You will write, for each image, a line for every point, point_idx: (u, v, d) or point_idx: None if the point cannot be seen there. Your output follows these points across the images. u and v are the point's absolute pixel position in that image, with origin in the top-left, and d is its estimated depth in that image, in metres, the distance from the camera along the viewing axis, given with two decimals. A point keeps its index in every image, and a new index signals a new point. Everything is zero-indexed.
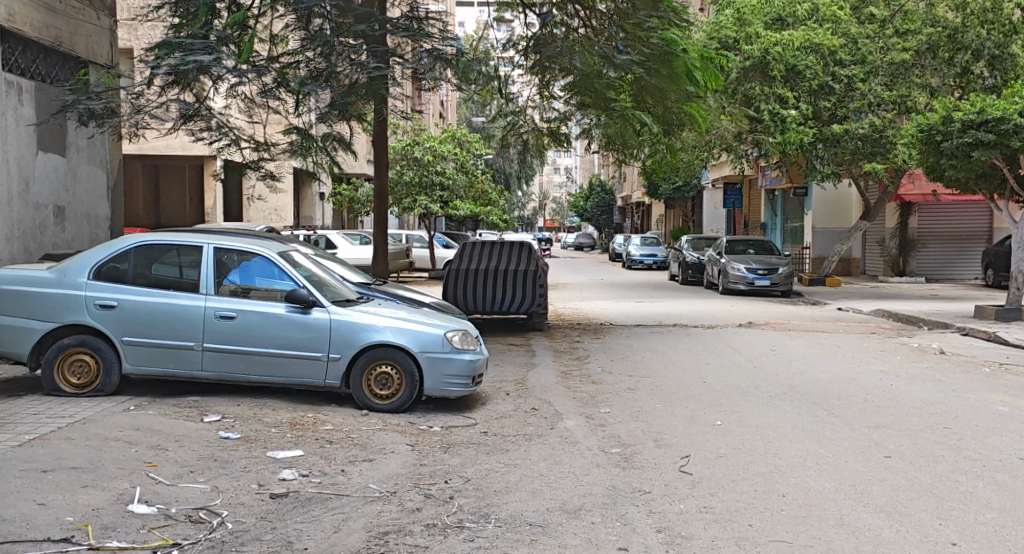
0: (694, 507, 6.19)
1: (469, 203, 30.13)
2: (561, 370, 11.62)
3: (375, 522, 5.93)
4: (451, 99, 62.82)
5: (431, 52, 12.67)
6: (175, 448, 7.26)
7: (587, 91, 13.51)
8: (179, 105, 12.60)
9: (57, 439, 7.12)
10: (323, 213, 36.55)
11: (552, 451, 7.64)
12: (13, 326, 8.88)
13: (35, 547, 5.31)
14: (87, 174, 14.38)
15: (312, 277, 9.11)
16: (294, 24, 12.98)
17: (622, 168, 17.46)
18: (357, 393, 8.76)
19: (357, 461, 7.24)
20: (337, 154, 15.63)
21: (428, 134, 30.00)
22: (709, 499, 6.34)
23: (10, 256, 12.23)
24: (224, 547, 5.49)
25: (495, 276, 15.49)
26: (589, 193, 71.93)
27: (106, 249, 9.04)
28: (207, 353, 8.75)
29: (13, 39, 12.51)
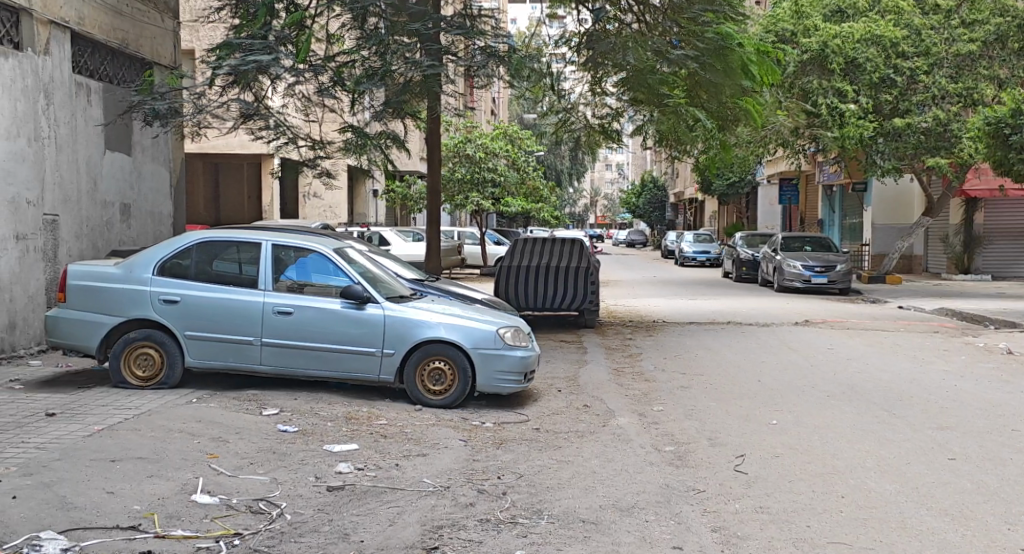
0: (750, 507, 6.18)
1: (521, 200, 30.25)
2: (614, 368, 11.64)
3: (430, 516, 6.02)
4: (502, 96, 63.15)
5: (484, 49, 12.66)
6: (236, 440, 7.44)
7: (640, 87, 13.53)
8: (240, 104, 12.88)
9: (124, 430, 7.33)
10: (377, 210, 36.97)
11: (605, 449, 7.66)
12: (82, 320, 9.15)
13: (104, 534, 5.49)
14: (151, 173, 14.73)
15: (366, 273, 9.24)
16: (351, 23, 13.25)
17: (675, 163, 17.27)
18: (411, 388, 8.88)
19: (411, 456, 7.35)
20: (392, 152, 15.77)
21: (480, 132, 30.19)
22: (765, 499, 6.32)
23: (79, 252, 12.59)
24: (283, 538, 5.62)
25: (548, 273, 15.51)
26: (642, 190, 71.58)
27: (169, 247, 9.27)
28: (266, 348, 8.94)
29: (82, 41, 12.89)
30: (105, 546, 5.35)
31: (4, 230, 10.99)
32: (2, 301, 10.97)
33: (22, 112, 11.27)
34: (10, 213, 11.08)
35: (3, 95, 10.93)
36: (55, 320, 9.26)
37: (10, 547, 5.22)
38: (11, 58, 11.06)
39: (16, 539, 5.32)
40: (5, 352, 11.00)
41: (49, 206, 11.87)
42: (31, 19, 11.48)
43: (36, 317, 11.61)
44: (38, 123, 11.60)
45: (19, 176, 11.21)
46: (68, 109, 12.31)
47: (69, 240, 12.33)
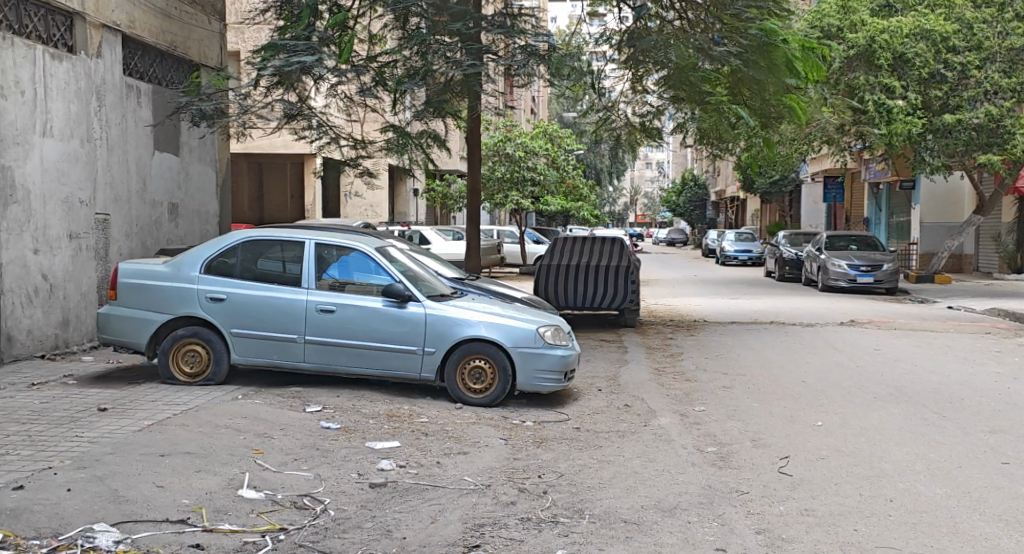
0: (795, 509, 6.14)
1: (560, 199, 30.21)
2: (654, 367, 11.60)
3: (471, 514, 6.06)
4: (542, 95, 63.16)
5: (524, 48, 12.57)
6: (280, 436, 7.54)
7: (682, 85, 13.47)
8: (284, 105, 13.01)
9: (173, 425, 7.47)
10: (417, 209, 37.16)
11: (646, 449, 7.65)
12: (132, 317, 9.32)
13: (154, 527, 5.60)
14: (197, 173, 14.95)
15: (407, 272, 9.31)
16: (393, 24, 13.44)
17: (717, 161, 17.12)
18: (451, 386, 8.94)
19: (452, 454, 7.40)
20: (433, 151, 15.83)
21: (520, 131, 30.23)
22: (811, 501, 6.28)
23: (129, 251, 12.83)
24: (328, 534, 5.70)
25: (588, 272, 15.48)
26: (682, 189, 71.08)
27: (215, 245, 9.42)
28: (309, 345, 9.04)
29: (132, 44, 13.13)
30: (155, 539, 5.45)
31: (59, 229, 11.22)
32: (56, 299, 11.19)
33: (75, 113, 11.51)
34: (64, 213, 11.31)
35: (57, 97, 11.17)
36: (105, 317, 9.44)
37: (65, 539, 5.34)
38: (65, 61, 11.31)
39: (70, 531, 5.44)
40: (58, 349, 11.22)
41: (101, 205, 12.10)
42: (84, 22, 11.71)
43: (88, 314, 11.84)
44: (91, 125, 11.84)
45: (72, 177, 11.45)
46: (119, 111, 12.53)
47: (119, 239, 12.57)
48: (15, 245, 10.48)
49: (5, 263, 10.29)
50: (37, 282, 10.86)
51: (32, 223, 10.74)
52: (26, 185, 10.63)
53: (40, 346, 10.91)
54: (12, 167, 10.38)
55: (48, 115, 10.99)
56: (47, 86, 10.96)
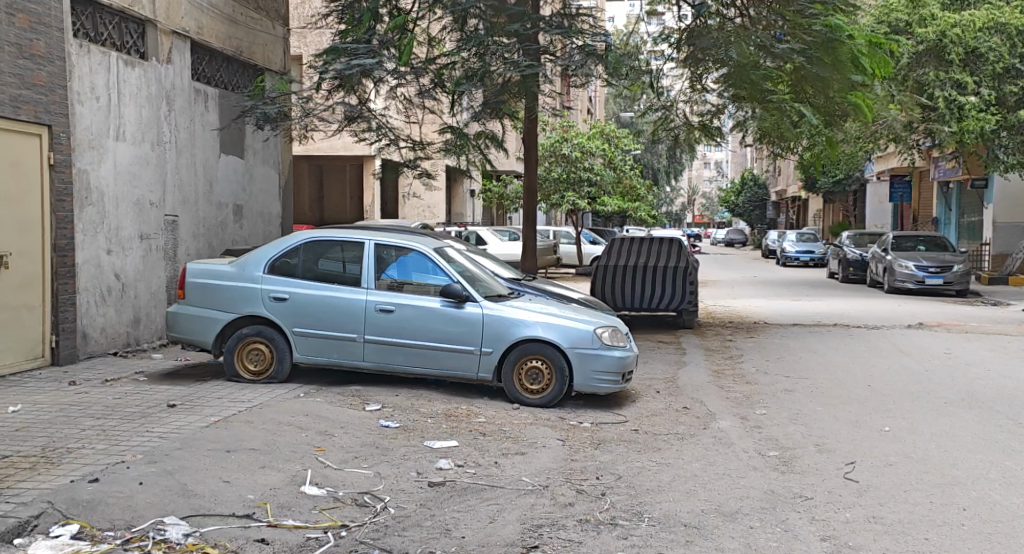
0: (863, 516, 6.05)
1: (617, 199, 30.11)
2: (714, 370, 11.51)
3: (530, 515, 6.09)
4: (598, 95, 63.02)
5: (583, 48, 12.51)
6: (341, 434, 7.65)
7: (743, 83, 13.33)
8: (345, 107, 13.19)
9: (238, 422, 7.63)
10: (473, 210, 37.31)
11: (706, 451, 7.60)
12: (199, 316, 9.54)
13: (221, 521, 5.73)
14: (261, 174, 15.23)
15: (465, 272, 9.37)
16: (451, 26, 13.53)
17: (778, 160, 16.87)
18: (508, 387, 8.98)
19: (510, 454, 7.43)
20: (489, 152, 15.88)
21: (576, 131, 30.20)
22: (879, 509, 6.18)
23: (196, 251, 13.12)
24: (388, 531, 5.77)
25: (646, 274, 15.40)
26: (741, 189, 70.25)
27: (279, 246, 9.59)
28: (369, 345, 9.16)
29: (200, 50, 13.42)
30: (222, 533, 5.58)
31: (131, 230, 11.52)
32: (128, 298, 11.49)
33: (146, 118, 11.81)
34: (136, 214, 11.61)
35: (130, 102, 11.47)
36: (174, 316, 9.67)
37: (137, 531, 5.50)
38: (137, 67, 11.60)
39: (142, 523, 5.59)
40: (129, 347, 11.52)
41: (170, 207, 12.39)
42: (155, 29, 12.01)
43: (158, 313, 12.13)
44: (160, 129, 12.13)
45: (143, 180, 11.74)
46: (187, 115, 12.81)
47: (187, 240, 12.86)
48: (90, 246, 10.78)
49: (81, 263, 10.60)
50: (110, 282, 11.16)
51: (106, 225, 11.04)
52: (101, 188, 10.94)
53: (113, 344, 11.21)
54: (87, 171, 10.69)
55: (121, 119, 11.29)
56: (120, 92, 11.26)
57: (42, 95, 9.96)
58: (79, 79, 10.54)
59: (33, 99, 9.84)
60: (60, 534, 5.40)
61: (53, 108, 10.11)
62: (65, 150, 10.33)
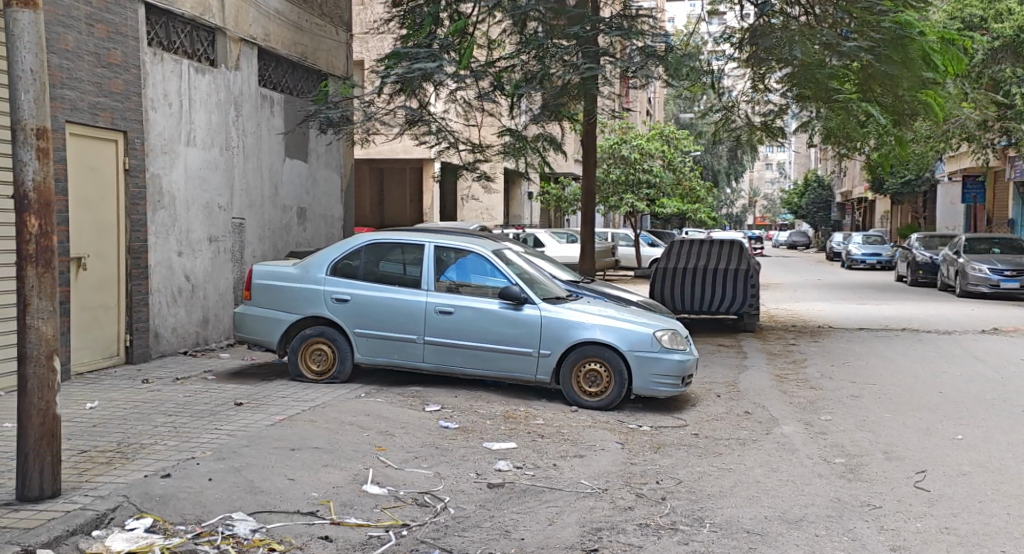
0: (934, 527, 5.95)
1: (677, 201, 29.90)
2: (776, 374, 11.38)
3: (589, 518, 6.10)
4: (658, 97, 62.61)
5: (643, 49, 12.39)
6: (402, 434, 7.76)
7: (808, 83, 13.17)
8: (406, 111, 13.35)
9: (302, 421, 7.78)
10: (531, 212, 37.39)
11: (768, 457, 7.53)
12: (264, 316, 9.74)
13: (285, 518, 5.86)
14: (324, 178, 15.49)
15: (523, 274, 9.41)
16: (511, 30, 13.59)
17: (844, 161, 16.58)
18: (566, 389, 9.00)
19: (568, 456, 7.45)
20: (548, 154, 15.87)
21: (636, 132, 30.06)
22: (952, 519, 6.07)
23: (261, 252, 13.39)
24: (448, 531, 5.84)
25: (706, 276, 15.28)
26: (805, 190, 69.15)
27: (341, 248, 9.75)
28: (428, 345, 9.25)
29: (267, 56, 13.72)
30: (288, 529, 5.71)
31: (200, 232, 11.80)
32: (197, 298, 11.78)
33: (216, 123, 12.09)
34: (205, 217, 11.89)
35: (200, 108, 11.76)
36: (241, 316, 9.90)
37: (207, 525, 5.65)
38: (207, 74, 11.89)
39: (211, 519, 5.75)
40: (198, 346, 11.81)
41: (237, 210, 12.67)
42: (225, 36, 12.30)
43: (225, 313, 12.41)
44: (229, 134, 12.41)
45: (212, 183, 12.02)
46: (254, 120, 13.09)
47: (253, 243, 13.13)
48: (162, 248, 11.08)
49: (153, 265, 10.90)
50: (181, 282, 11.45)
51: (177, 227, 11.33)
52: (172, 192, 11.23)
53: (183, 343, 11.50)
54: (160, 175, 10.99)
55: (191, 125, 11.58)
56: (191, 98, 11.56)
57: (119, 102, 10.26)
58: (152, 86, 10.85)
59: (111, 106, 10.15)
60: (134, 527, 5.57)
61: (128, 115, 10.41)
62: (139, 155, 10.63)
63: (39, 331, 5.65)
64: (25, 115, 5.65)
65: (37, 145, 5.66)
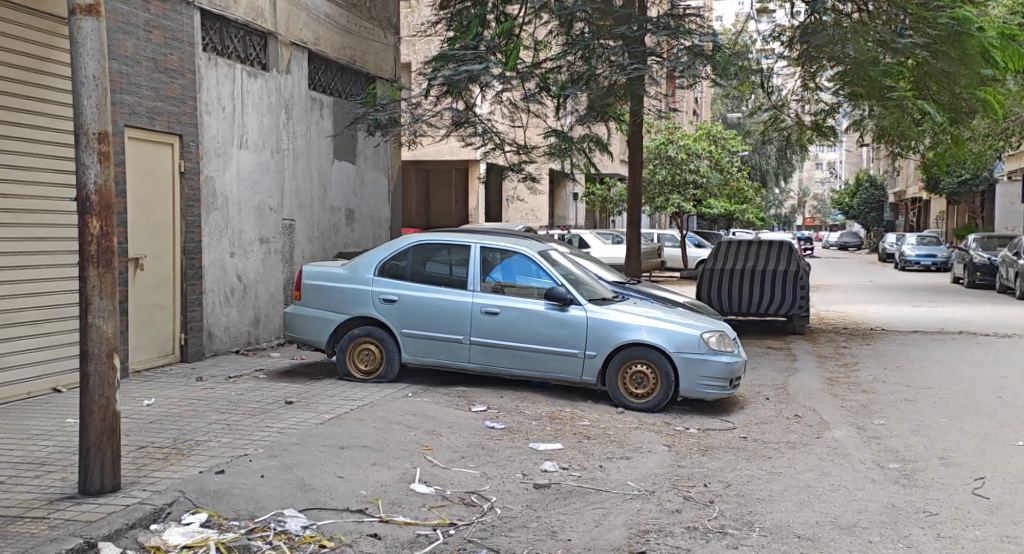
0: (993, 535, 5.85)
1: (724, 201, 29.64)
2: (827, 377, 11.24)
3: (636, 520, 6.09)
4: (706, 97, 62.12)
5: (690, 49, 12.27)
6: (449, 434, 7.81)
7: (862, 81, 13.00)
8: (453, 112, 13.43)
9: (351, 420, 7.87)
10: (576, 213, 37.32)
11: (819, 461, 7.45)
12: (314, 316, 9.87)
13: (335, 515, 5.94)
14: (372, 179, 15.63)
15: (569, 275, 9.42)
16: (558, 31, 13.56)
17: (898, 160, 16.27)
18: (612, 390, 8.98)
19: (615, 458, 7.44)
20: (594, 154, 15.83)
21: (683, 132, 29.84)
22: (1011, 528, 5.96)
23: (311, 253, 13.55)
24: (495, 531, 5.87)
25: (755, 278, 15.14)
26: (857, 190, 68.11)
27: (388, 249, 9.83)
28: (475, 346, 9.30)
29: (317, 60, 13.90)
30: (338, 526, 5.79)
31: (252, 233, 11.98)
32: (249, 298, 11.96)
33: (267, 126, 12.27)
34: (257, 218, 12.07)
35: (252, 112, 11.95)
36: (291, 316, 10.03)
37: (259, 521, 5.75)
38: (259, 78, 12.08)
39: (264, 515, 5.85)
40: (250, 346, 12.00)
41: (287, 211, 12.84)
42: (276, 40, 12.47)
43: (276, 313, 12.58)
44: (280, 137, 12.59)
45: (263, 185, 12.20)
46: (304, 122, 13.25)
47: (303, 244, 13.29)
48: (215, 249, 11.27)
49: (207, 265, 11.09)
50: (233, 283, 11.64)
51: (229, 229, 11.52)
52: (225, 194, 11.42)
53: (235, 343, 11.68)
54: (213, 177, 11.18)
55: (244, 128, 11.77)
56: (243, 101, 11.75)
57: (175, 106, 10.47)
58: (207, 90, 11.05)
59: (167, 110, 10.35)
60: (190, 522, 5.69)
61: (184, 119, 10.62)
62: (194, 158, 10.83)
63: (100, 329, 5.80)
64: (87, 119, 5.79)
65: (99, 149, 5.80)
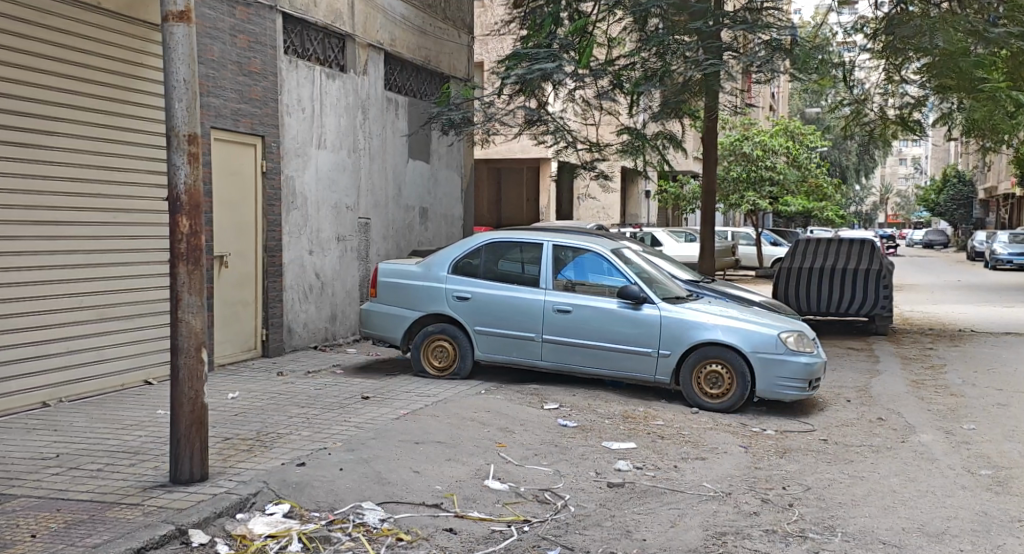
0: None
1: (802, 199, 29.04)
2: (912, 380, 10.95)
3: (713, 521, 6.02)
4: (782, 92, 61.06)
5: (768, 43, 12.08)
6: (522, 431, 7.83)
7: (951, 72, 12.65)
8: (525, 111, 13.49)
9: (426, 415, 7.94)
10: (648, 211, 37.05)
11: (905, 466, 7.26)
12: (388, 313, 9.97)
13: (411, 509, 6.00)
14: (445, 177, 15.75)
15: (642, 274, 9.36)
16: (632, 26, 13.32)
17: (988, 155, 15.80)
18: (686, 390, 8.88)
19: (690, 458, 7.36)
20: (668, 151, 15.69)
21: (759, 128, 29.41)
22: None
23: (386, 251, 13.70)
24: (569, 529, 5.86)
25: (834, 277, 14.82)
26: (943, 186, 66.13)
27: (462, 247, 9.88)
28: (547, 344, 9.30)
29: (393, 61, 14.06)
30: (415, 520, 5.85)
31: (329, 232, 12.17)
32: (327, 295, 12.17)
33: (345, 126, 12.45)
34: (334, 216, 12.26)
35: (330, 112, 12.14)
36: (366, 313, 10.16)
37: (339, 513, 5.85)
38: (337, 79, 12.26)
39: (343, 507, 5.94)
40: (327, 342, 12.19)
41: (364, 210, 13.02)
42: (354, 42, 12.66)
43: (352, 310, 12.77)
44: (356, 137, 12.76)
45: (340, 185, 12.38)
46: (380, 122, 13.42)
47: (378, 242, 13.46)
48: (295, 247, 11.48)
49: (287, 263, 11.29)
50: (312, 280, 11.84)
51: (308, 228, 11.72)
52: (304, 193, 11.61)
53: (313, 339, 11.89)
54: (293, 177, 11.39)
55: (322, 128, 11.97)
56: (322, 103, 11.95)
57: (257, 108, 10.69)
58: (287, 92, 11.26)
59: (250, 112, 10.59)
60: (274, 512, 5.81)
61: (266, 120, 10.84)
62: (275, 159, 11.05)
63: (189, 324, 5.95)
64: (178, 123, 5.95)
65: (189, 150, 5.96)
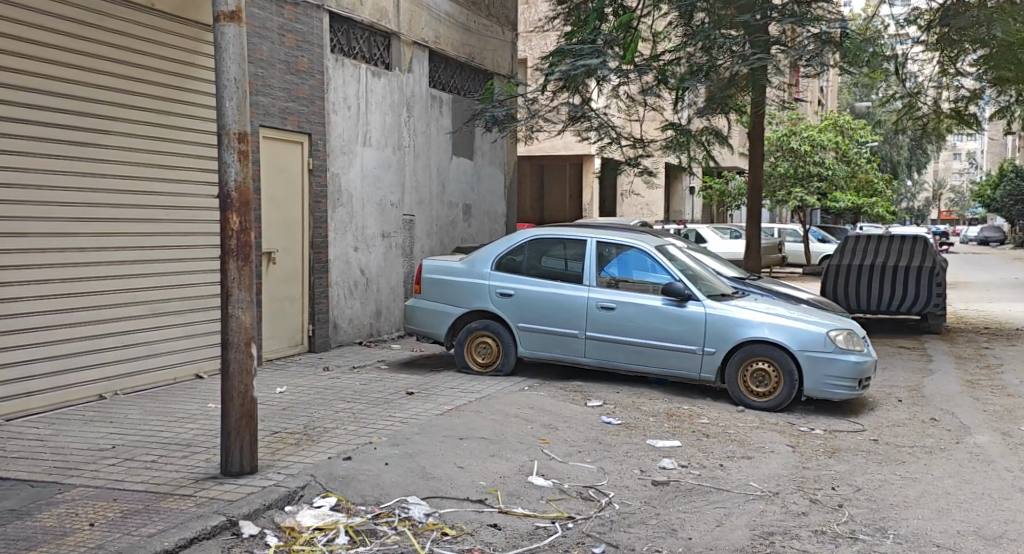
0: None
1: (851, 195, 28.55)
2: (965, 380, 10.72)
3: (760, 521, 5.96)
4: (830, 88, 60.18)
5: (817, 37, 11.91)
6: (565, 428, 7.81)
7: (1008, 64, 12.40)
8: (569, 107, 13.46)
9: (470, 411, 7.95)
10: (693, 207, 36.74)
11: (958, 468, 7.12)
12: (432, 310, 10.00)
13: (456, 504, 6.02)
14: (488, 174, 15.76)
15: (687, 271, 9.28)
16: (679, 21, 13.29)
17: None
18: (732, 388, 8.79)
19: (736, 457, 7.29)
20: (713, 147, 15.53)
21: (807, 124, 29.07)
22: None
23: (430, 248, 13.74)
24: (614, 526, 5.83)
25: (883, 274, 14.57)
26: (997, 182, 64.69)
27: (505, 243, 9.88)
28: (591, 341, 9.26)
29: (438, 58, 14.09)
30: (459, 515, 5.85)
31: (374, 229, 12.24)
32: (371, 291, 12.24)
33: (390, 124, 12.52)
34: (379, 213, 12.33)
35: (375, 110, 12.22)
36: (410, 309, 10.19)
37: (385, 507, 5.88)
38: (383, 77, 12.32)
39: (388, 501, 5.97)
40: (372, 338, 12.27)
41: (408, 207, 13.07)
42: (399, 40, 12.72)
43: (397, 306, 12.83)
44: (401, 134, 12.81)
45: (385, 182, 12.45)
46: (425, 119, 13.47)
47: (422, 238, 13.51)
48: (341, 243, 11.56)
49: (332, 259, 11.38)
50: (357, 276, 11.92)
51: (354, 225, 11.80)
52: (349, 190, 11.69)
53: (358, 334, 11.97)
54: (339, 174, 11.47)
55: (368, 126, 12.04)
56: (368, 100, 12.02)
57: (304, 107, 10.78)
58: (334, 90, 11.34)
59: (298, 110, 10.68)
60: (321, 505, 5.85)
61: (313, 118, 10.93)
62: (322, 157, 11.14)
63: (239, 319, 6.02)
64: (228, 122, 6.01)
65: (239, 148, 6.02)
